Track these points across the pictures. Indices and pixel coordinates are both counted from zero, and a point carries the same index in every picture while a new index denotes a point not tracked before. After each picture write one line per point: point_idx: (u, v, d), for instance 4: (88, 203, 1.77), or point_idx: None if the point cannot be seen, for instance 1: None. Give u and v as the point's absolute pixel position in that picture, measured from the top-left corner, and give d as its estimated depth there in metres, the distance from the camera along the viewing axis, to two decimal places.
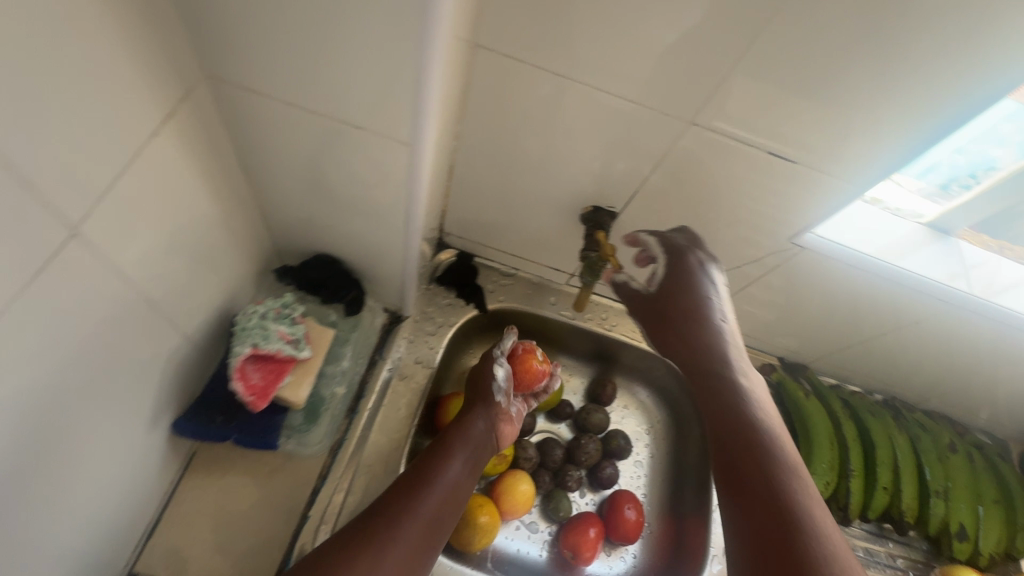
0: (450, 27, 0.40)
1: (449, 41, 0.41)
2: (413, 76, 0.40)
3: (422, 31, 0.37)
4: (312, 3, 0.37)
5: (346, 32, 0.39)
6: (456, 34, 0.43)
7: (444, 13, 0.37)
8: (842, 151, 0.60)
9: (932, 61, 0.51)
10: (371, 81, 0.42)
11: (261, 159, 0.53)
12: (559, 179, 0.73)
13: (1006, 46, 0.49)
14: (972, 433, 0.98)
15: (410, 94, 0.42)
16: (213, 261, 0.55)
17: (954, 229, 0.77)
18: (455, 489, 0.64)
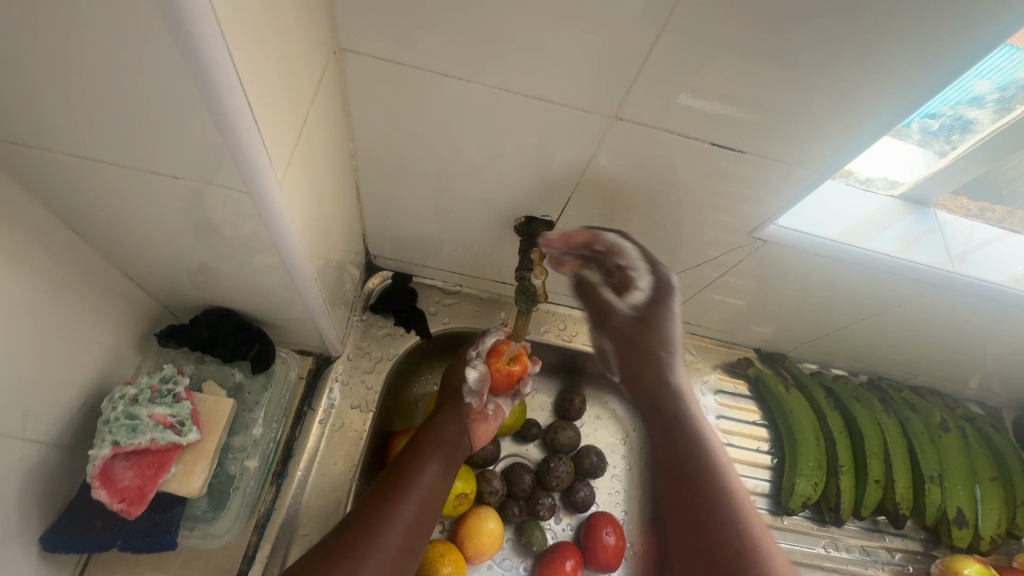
0: (239, 32, 0.30)
1: (247, 48, 0.31)
2: (201, 100, 0.31)
3: (181, 43, 0.28)
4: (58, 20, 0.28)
5: (116, 53, 0.29)
6: (269, 38, 0.34)
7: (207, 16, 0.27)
8: (790, 128, 0.52)
9: (880, 13, 0.42)
10: (171, 113, 0.32)
11: (94, 216, 0.43)
12: (484, 188, 0.64)
13: None
14: (964, 405, 0.93)
15: (210, 122, 0.33)
16: (58, 341, 0.45)
17: (929, 201, 0.70)
18: (434, 493, 0.61)
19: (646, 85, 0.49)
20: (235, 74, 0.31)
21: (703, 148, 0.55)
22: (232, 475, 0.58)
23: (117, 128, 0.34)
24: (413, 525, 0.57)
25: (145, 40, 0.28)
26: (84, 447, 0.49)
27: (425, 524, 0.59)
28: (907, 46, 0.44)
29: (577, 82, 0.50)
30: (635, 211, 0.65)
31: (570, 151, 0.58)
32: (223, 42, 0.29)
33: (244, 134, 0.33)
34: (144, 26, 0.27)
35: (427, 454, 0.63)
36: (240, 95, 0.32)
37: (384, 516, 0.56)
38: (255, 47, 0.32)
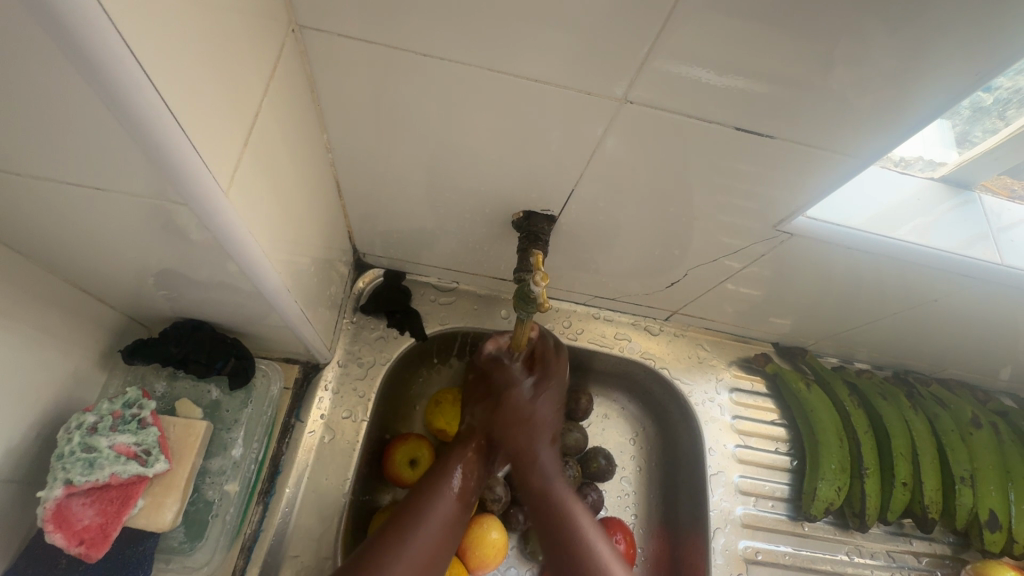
0: (147, 14, 0.24)
1: (163, 35, 0.26)
2: (106, 105, 0.26)
3: (61, 38, 0.22)
4: None
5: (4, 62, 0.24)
6: (198, 18, 0.28)
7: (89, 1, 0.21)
8: (817, 112, 0.46)
9: None
10: (75, 114, 0.26)
11: (33, 234, 0.38)
12: (477, 181, 0.58)
13: None
14: (995, 398, 0.87)
15: (126, 129, 0.27)
16: (6, 369, 0.41)
17: (973, 184, 0.64)
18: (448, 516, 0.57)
19: (659, 62, 0.43)
20: (138, 64, 0.24)
21: (723, 132, 0.49)
22: (210, 502, 0.54)
23: (24, 133, 0.28)
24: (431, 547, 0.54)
25: (19, 26, 0.22)
26: (44, 480, 0.45)
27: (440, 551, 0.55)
28: (970, 8, 0.37)
29: (579, 61, 0.44)
30: (645, 202, 0.59)
31: (572, 139, 0.51)
32: (111, 23, 0.23)
33: (164, 137, 0.27)
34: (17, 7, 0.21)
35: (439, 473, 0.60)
36: (149, 90, 0.25)
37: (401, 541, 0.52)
38: (171, 27, 0.26)
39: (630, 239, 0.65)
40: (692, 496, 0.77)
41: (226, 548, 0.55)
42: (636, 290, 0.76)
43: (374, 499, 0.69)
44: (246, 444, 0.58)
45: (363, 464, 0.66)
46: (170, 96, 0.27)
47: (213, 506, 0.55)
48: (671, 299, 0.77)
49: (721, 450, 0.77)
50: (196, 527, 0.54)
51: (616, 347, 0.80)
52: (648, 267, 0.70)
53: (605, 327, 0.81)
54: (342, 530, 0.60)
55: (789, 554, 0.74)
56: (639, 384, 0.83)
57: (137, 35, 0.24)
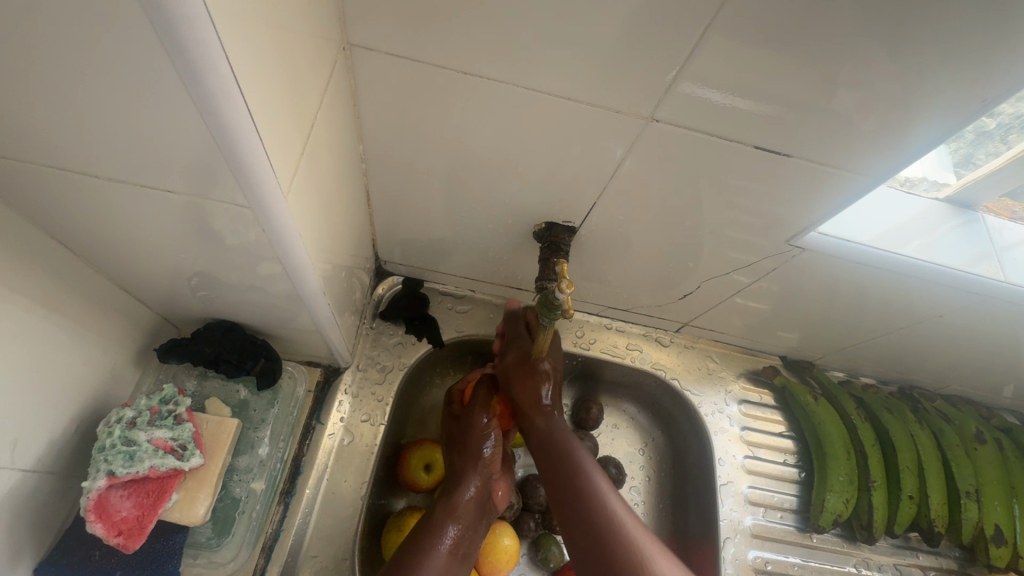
0: (243, 42, 0.27)
1: (251, 57, 0.28)
2: (200, 118, 0.28)
3: (177, 61, 0.25)
4: (50, 41, 0.25)
5: (112, 74, 0.26)
6: (275, 41, 0.31)
7: (204, 33, 0.24)
8: (829, 135, 0.48)
9: (938, 15, 0.39)
10: (159, 114, 0.29)
11: (87, 233, 0.40)
12: (501, 193, 0.60)
13: None
14: (998, 415, 0.89)
15: (213, 141, 0.30)
16: (54, 363, 0.43)
17: (977, 204, 0.66)
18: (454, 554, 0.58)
19: (685, 84, 0.45)
20: (229, 68, 0.26)
21: (742, 151, 0.51)
22: (237, 499, 0.56)
23: (105, 135, 0.30)
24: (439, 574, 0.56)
25: (131, 30, 0.24)
26: (81, 471, 0.46)
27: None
28: (981, 40, 0.40)
29: (609, 81, 0.46)
30: (662, 215, 0.61)
31: (596, 155, 0.54)
32: (214, 27, 0.25)
33: (242, 137, 0.30)
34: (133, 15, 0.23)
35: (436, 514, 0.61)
36: (235, 92, 0.27)
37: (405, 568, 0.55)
38: (255, 43, 0.29)
39: (646, 252, 0.67)
40: (702, 506, 0.77)
41: (250, 545, 0.56)
42: (649, 302, 0.77)
43: (389, 504, 0.70)
44: (271, 443, 0.60)
45: (380, 468, 0.68)
46: (250, 101, 0.29)
47: (240, 503, 0.56)
48: (682, 312, 0.79)
49: (731, 461, 0.78)
50: (222, 523, 0.55)
51: (627, 357, 0.82)
52: (662, 280, 0.72)
53: (616, 338, 0.83)
54: (360, 531, 0.61)
55: (797, 565, 0.75)
56: (650, 395, 0.85)
57: (232, 41, 0.26)
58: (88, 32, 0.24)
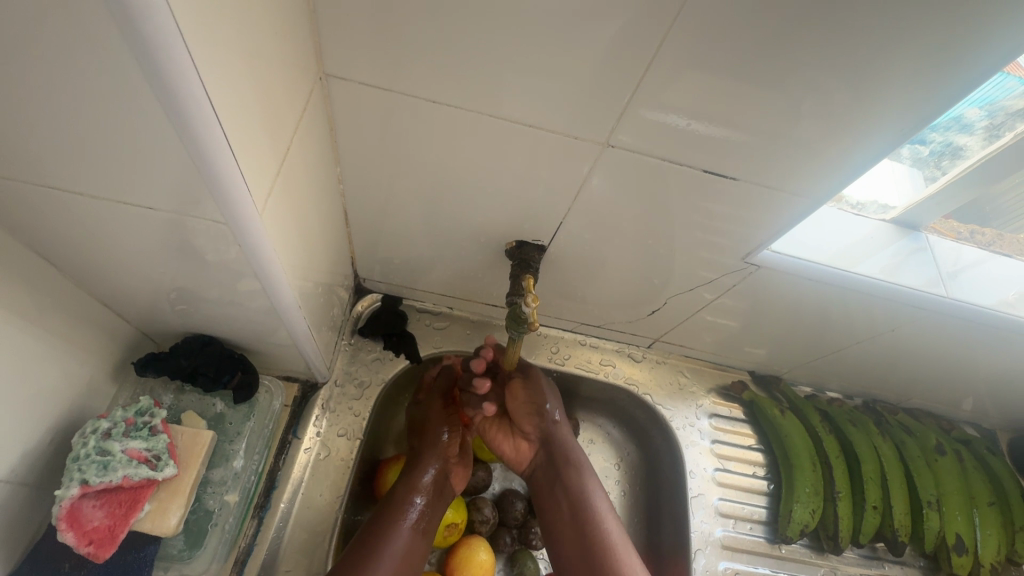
0: (221, 74, 0.30)
1: (229, 88, 0.31)
2: (181, 143, 0.31)
3: (161, 94, 0.28)
4: (46, 73, 0.28)
5: (100, 102, 0.29)
6: (253, 73, 0.34)
7: (188, 72, 0.27)
8: (773, 159, 0.52)
9: (857, 55, 0.43)
10: (141, 136, 0.31)
11: (68, 247, 0.42)
12: (473, 213, 0.63)
13: (940, 30, 0.41)
14: (958, 428, 0.92)
15: (193, 163, 0.32)
16: (30, 374, 0.44)
17: (921, 225, 0.71)
18: (415, 543, 0.59)
19: (638, 113, 0.49)
20: (208, 102, 0.30)
21: (696, 174, 0.55)
22: (210, 511, 0.56)
23: (90, 156, 0.33)
24: (404, 555, 0.57)
25: (114, 60, 0.27)
26: (54, 483, 0.47)
27: (415, 560, 0.58)
28: (899, 77, 0.44)
29: (569, 109, 0.50)
30: (627, 234, 0.64)
31: (561, 177, 0.57)
32: (188, 55, 0.27)
33: (216, 155, 0.32)
34: (117, 46, 0.26)
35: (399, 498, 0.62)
36: (208, 113, 0.30)
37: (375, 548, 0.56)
38: (233, 77, 0.32)
39: (614, 269, 0.70)
40: (676, 518, 0.79)
41: (222, 559, 0.56)
42: (620, 318, 0.80)
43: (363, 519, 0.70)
44: (247, 456, 0.60)
45: (356, 482, 0.68)
46: (224, 122, 0.31)
47: (213, 515, 0.56)
48: (652, 328, 0.82)
49: (702, 473, 0.80)
50: (195, 535, 0.55)
51: (601, 372, 0.84)
52: (632, 297, 0.75)
53: (590, 353, 0.85)
54: (335, 544, 0.61)
55: None
56: (623, 410, 0.87)
57: (206, 67, 0.29)
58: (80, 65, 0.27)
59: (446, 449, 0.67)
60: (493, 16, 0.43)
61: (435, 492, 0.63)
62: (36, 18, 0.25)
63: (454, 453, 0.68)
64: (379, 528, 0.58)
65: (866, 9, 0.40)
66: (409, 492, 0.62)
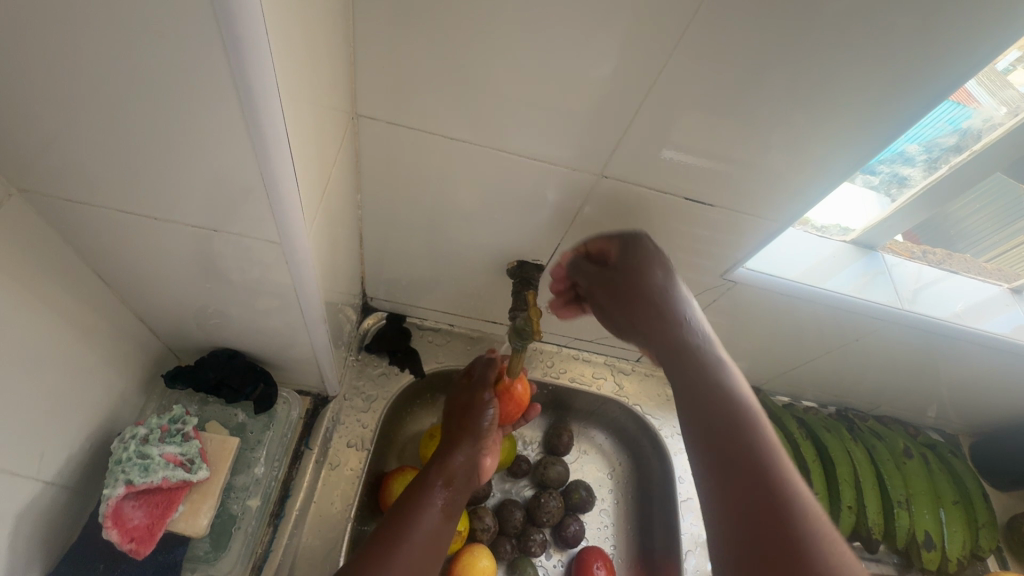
0: (296, 122, 0.36)
1: (299, 133, 0.37)
2: (257, 177, 0.37)
3: (254, 139, 0.34)
4: (149, 115, 0.33)
5: (189, 141, 0.35)
6: (312, 119, 0.40)
7: (279, 122, 0.34)
8: (745, 188, 0.60)
9: (812, 101, 0.51)
10: (217, 166, 0.36)
11: (121, 265, 0.47)
12: (478, 235, 0.69)
13: (879, 81, 0.49)
14: (924, 433, 0.99)
15: (262, 193, 0.38)
16: (78, 382, 0.48)
17: (877, 245, 0.79)
18: (441, 525, 0.61)
19: (627, 147, 0.56)
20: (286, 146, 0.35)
21: (678, 201, 0.62)
22: (233, 515, 0.59)
23: (165, 183, 0.38)
24: (431, 536, 0.60)
25: (212, 107, 0.32)
26: (90, 485, 0.50)
27: (441, 542, 0.61)
28: (849, 119, 0.52)
29: (567, 144, 0.56)
30: None
31: (559, 203, 0.63)
32: (280, 107, 0.33)
33: (285, 185, 0.37)
34: (217, 97, 0.32)
35: (431, 480, 0.64)
36: (287, 153, 0.36)
37: (407, 529, 0.58)
38: (302, 125, 0.38)
39: None
40: (667, 523, 0.83)
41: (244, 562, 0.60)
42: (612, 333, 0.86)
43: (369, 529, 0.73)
44: (268, 463, 0.63)
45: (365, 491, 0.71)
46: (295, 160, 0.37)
47: (237, 519, 0.59)
48: None
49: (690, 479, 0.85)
50: (219, 537, 0.58)
51: (594, 385, 0.89)
52: None
53: (584, 367, 0.91)
54: (345, 551, 0.64)
55: None
56: (616, 421, 0.92)
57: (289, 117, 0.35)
58: (181, 111, 0.33)
59: (483, 437, 0.70)
60: (504, 66, 0.50)
61: (462, 479, 0.66)
62: (153, 71, 0.31)
63: (487, 440, 0.71)
64: (414, 504, 0.61)
65: (818, 64, 0.48)
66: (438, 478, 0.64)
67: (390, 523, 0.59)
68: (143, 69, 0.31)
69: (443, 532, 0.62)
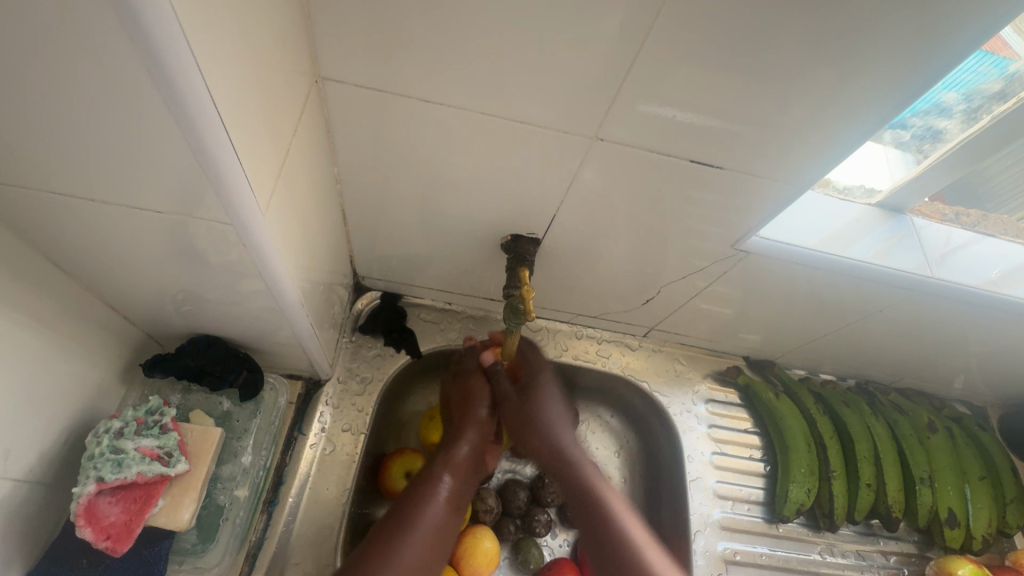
0: (226, 85, 0.32)
1: (233, 97, 0.33)
2: (189, 151, 0.33)
3: (173, 109, 0.30)
4: (58, 83, 0.29)
5: (110, 112, 0.31)
6: (253, 81, 0.35)
7: (198, 87, 0.29)
8: (758, 148, 0.54)
9: (835, 46, 0.45)
10: (147, 137, 0.32)
11: (76, 252, 0.43)
12: (469, 208, 0.64)
13: (914, 20, 0.43)
14: (949, 406, 0.94)
15: (200, 170, 0.34)
16: (43, 376, 0.45)
17: (905, 208, 0.73)
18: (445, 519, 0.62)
19: (624, 106, 0.51)
20: (215, 113, 0.31)
21: (683, 163, 0.56)
22: (221, 506, 0.57)
23: (97, 163, 0.34)
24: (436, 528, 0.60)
25: (119, 68, 0.28)
26: (68, 481, 0.48)
27: (448, 533, 0.61)
28: (876, 67, 0.46)
29: (558, 105, 0.51)
30: (621, 226, 0.65)
31: (553, 170, 0.58)
32: (191, 56, 0.28)
33: (217, 148, 0.33)
34: (120, 51, 0.27)
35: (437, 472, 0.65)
36: (211, 107, 0.31)
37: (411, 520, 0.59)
38: (237, 89, 0.33)
39: (609, 260, 0.71)
40: (677, 502, 0.80)
41: (234, 552, 0.57)
42: (615, 308, 0.82)
43: (370, 513, 0.72)
44: (255, 452, 0.62)
45: (362, 476, 0.70)
46: (224, 114, 0.32)
47: (224, 510, 0.58)
48: (648, 317, 0.83)
49: (700, 458, 0.82)
50: (208, 529, 0.57)
51: (599, 362, 0.86)
52: (627, 287, 0.76)
53: (588, 344, 0.87)
54: (343, 538, 0.63)
55: (765, 555, 0.78)
56: (623, 399, 0.89)
57: (205, 60, 0.29)
58: (91, 77, 0.29)
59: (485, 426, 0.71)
60: (480, 18, 0.45)
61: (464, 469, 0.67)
62: (46, 29, 0.26)
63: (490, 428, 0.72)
64: (418, 495, 0.62)
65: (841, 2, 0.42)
66: (443, 469, 0.65)
67: (397, 514, 0.60)
68: (34, 28, 0.26)
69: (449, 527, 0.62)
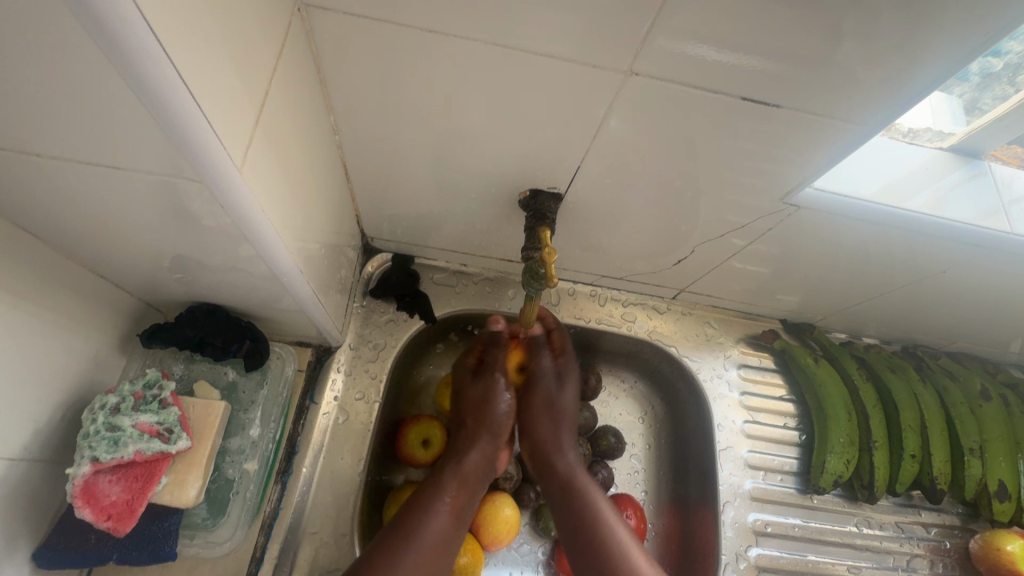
0: (171, 10, 0.26)
1: (181, 27, 0.27)
2: (138, 100, 0.27)
3: (105, 47, 0.25)
4: None
5: (33, 50, 0.25)
6: (208, 4, 0.29)
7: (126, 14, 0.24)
8: (822, 84, 0.45)
9: None
10: (82, 79, 0.27)
11: (44, 218, 0.39)
12: (483, 161, 0.58)
13: None
14: (1004, 371, 0.87)
15: (156, 121, 0.29)
16: (27, 355, 0.42)
17: (983, 153, 0.63)
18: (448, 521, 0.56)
19: (663, 35, 0.42)
20: (159, 48, 0.26)
21: (730, 104, 0.48)
22: (231, 480, 0.56)
23: (33, 114, 0.29)
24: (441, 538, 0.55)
25: None
26: (70, 458, 0.47)
27: (453, 541, 0.56)
28: None
29: (585, 35, 0.43)
30: (653, 179, 0.58)
31: (577, 115, 0.51)
32: None
33: (169, 92, 0.27)
34: None
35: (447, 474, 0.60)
36: (153, 45, 0.25)
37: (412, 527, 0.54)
38: (188, 16, 0.28)
39: (638, 217, 0.64)
40: (705, 470, 0.77)
41: (247, 524, 0.56)
42: (643, 269, 0.76)
43: (390, 480, 0.70)
44: (263, 424, 0.60)
45: (377, 445, 0.67)
46: (171, 50, 0.27)
47: (233, 484, 0.56)
48: (678, 278, 0.77)
49: (730, 426, 0.78)
50: (217, 504, 0.55)
51: (624, 326, 0.81)
52: (656, 246, 0.70)
53: (612, 307, 0.82)
54: (359, 509, 0.61)
55: (798, 526, 0.75)
56: (648, 363, 0.84)
57: None
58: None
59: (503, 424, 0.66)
60: None
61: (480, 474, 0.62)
62: None
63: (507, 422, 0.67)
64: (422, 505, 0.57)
65: None
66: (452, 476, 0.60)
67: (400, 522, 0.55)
68: None
69: (451, 538, 0.56)
